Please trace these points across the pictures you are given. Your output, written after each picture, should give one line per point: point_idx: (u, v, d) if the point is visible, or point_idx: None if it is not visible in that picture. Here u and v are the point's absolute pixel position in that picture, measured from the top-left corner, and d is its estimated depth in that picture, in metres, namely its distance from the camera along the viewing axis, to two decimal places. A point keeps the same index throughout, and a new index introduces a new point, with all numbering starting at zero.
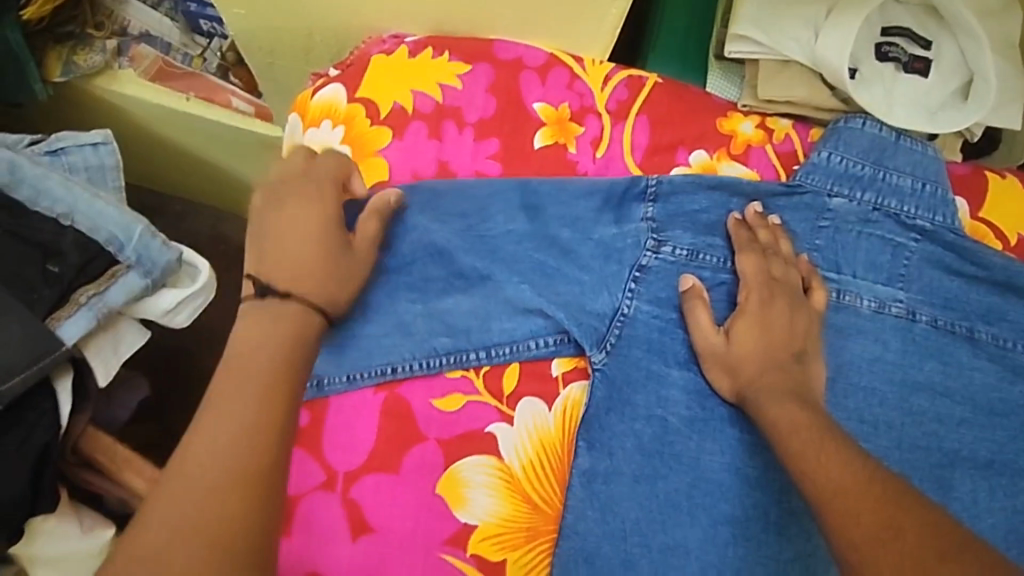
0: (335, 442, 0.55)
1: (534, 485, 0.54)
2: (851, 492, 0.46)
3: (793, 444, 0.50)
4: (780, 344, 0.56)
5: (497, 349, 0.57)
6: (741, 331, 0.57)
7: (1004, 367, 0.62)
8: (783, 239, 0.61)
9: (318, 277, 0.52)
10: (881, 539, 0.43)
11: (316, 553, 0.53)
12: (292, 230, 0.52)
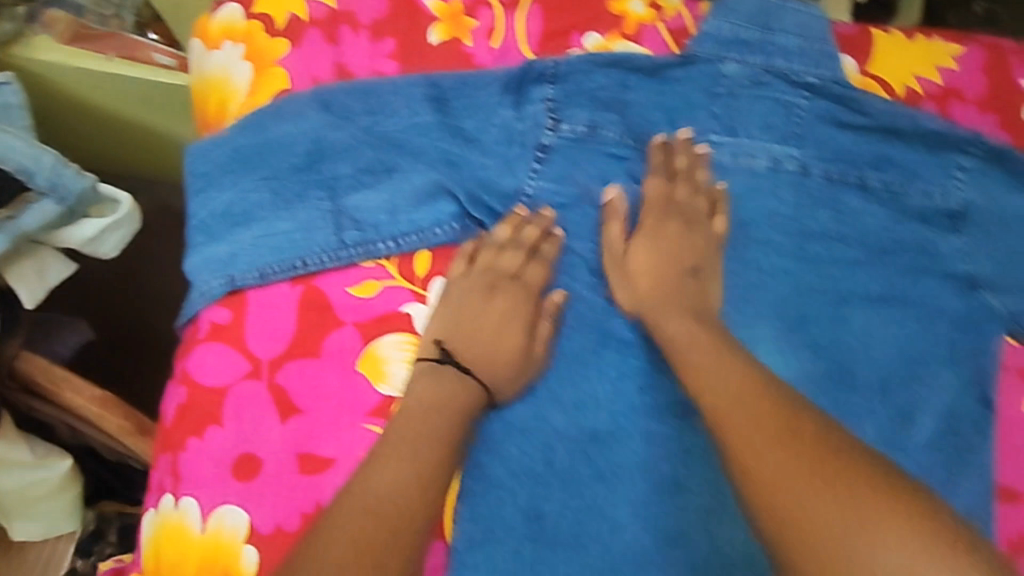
0: (255, 333, 0.56)
1: None
2: (750, 415, 0.50)
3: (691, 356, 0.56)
4: (676, 257, 0.62)
5: (405, 238, 0.59)
6: (640, 250, 0.61)
7: (893, 209, 0.66)
8: (699, 168, 0.64)
9: (496, 359, 0.57)
10: (778, 458, 0.46)
11: (248, 436, 0.54)
12: (503, 375, 0.57)
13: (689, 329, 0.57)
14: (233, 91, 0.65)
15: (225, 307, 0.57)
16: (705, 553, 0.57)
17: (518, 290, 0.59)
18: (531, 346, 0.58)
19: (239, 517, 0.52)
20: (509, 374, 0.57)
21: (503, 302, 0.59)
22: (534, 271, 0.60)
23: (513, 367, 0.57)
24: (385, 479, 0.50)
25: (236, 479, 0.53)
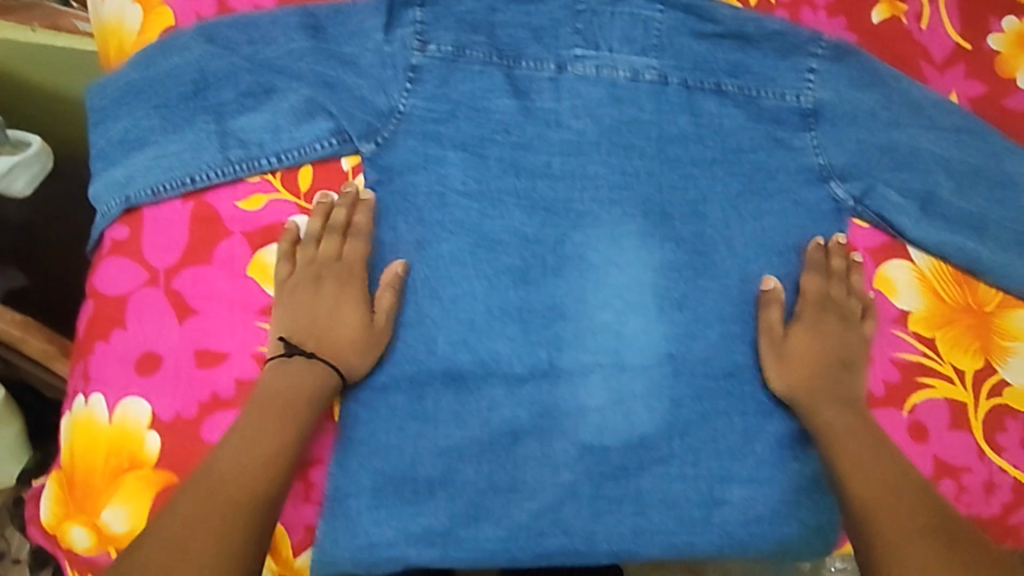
0: (152, 245, 0.61)
1: None
2: (854, 438, 0.59)
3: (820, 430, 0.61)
4: (838, 351, 0.64)
5: (288, 154, 0.63)
6: (799, 335, 0.64)
7: (750, 111, 0.69)
8: (855, 270, 0.67)
9: (338, 342, 0.59)
10: (873, 467, 0.57)
11: (148, 338, 0.60)
12: (350, 355, 0.59)
13: (816, 388, 0.62)
14: (126, 29, 0.69)
15: (123, 224, 0.62)
16: (573, 425, 0.61)
17: (342, 272, 0.61)
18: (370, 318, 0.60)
19: (142, 407, 0.58)
20: (359, 350, 0.59)
21: (332, 286, 0.61)
22: (354, 247, 0.62)
23: (360, 345, 0.60)
24: (232, 457, 0.53)
25: (138, 375, 0.59)
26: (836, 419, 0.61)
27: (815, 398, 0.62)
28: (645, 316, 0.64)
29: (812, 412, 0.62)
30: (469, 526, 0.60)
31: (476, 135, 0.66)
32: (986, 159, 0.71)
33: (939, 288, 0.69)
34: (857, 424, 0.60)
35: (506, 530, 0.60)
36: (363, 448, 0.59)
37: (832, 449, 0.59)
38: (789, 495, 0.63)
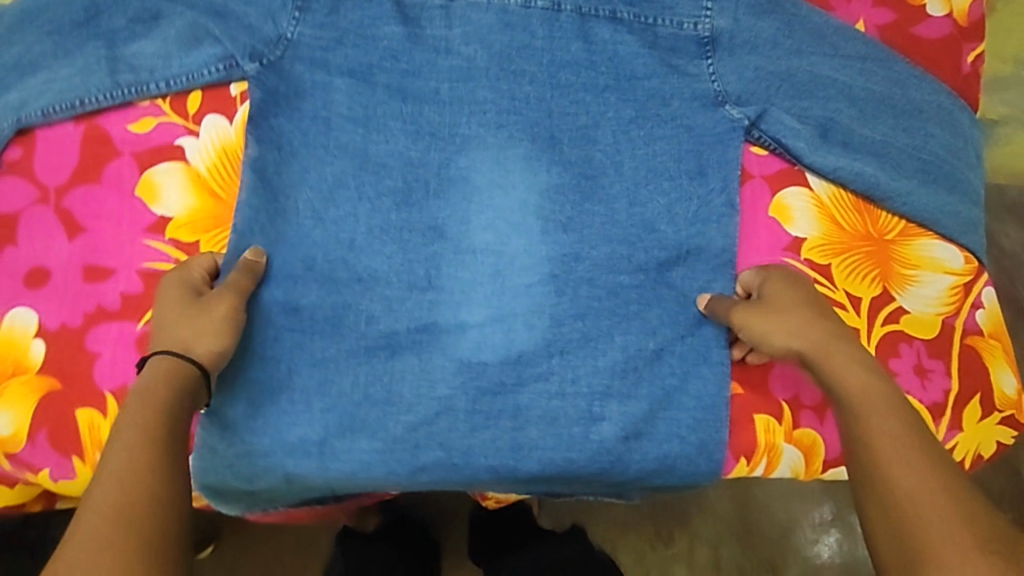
0: (44, 166, 0.63)
1: (200, 221, 0.64)
2: (876, 407, 0.52)
3: (855, 408, 0.53)
4: (822, 311, 0.59)
5: (175, 80, 0.64)
6: (778, 299, 0.60)
7: (646, 38, 0.68)
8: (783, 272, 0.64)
9: (184, 326, 0.55)
10: (893, 453, 0.50)
11: (38, 253, 0.62)
12: (201, 339, 0.55)
13: (823, 344, 0.56)
14: None
15: (17, 145, 0.64)
16: (452, 342, 0.62)
17: (186, 283, 0.58)
18: (201, 304, 0.57)
19: (30, 318, 0.60)
20: (194, 328, 0.55)
21: (172, 294, 0.57)
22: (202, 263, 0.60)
23: (194, 322, 0.56)
24: (124, 475, 0.46)
25: (26, 288, 0.61)
26: (852, 376, 0.54)
27: (824, 352, 0.56)
28: (528, 238, 0.65)
29: (830, 365, 0.55)
30: (345, 439, 0.61)
31: (363, 62, 0.66)
32: (891, 88, 0.70)
33: (836, 216, 0.68)
34: (874, 389, 0.53)
35: (381, 444, 0.61)
36: (242, 360, 0.61)
37: (852, 417, 0.53)
38: (667, 414, 0.64)
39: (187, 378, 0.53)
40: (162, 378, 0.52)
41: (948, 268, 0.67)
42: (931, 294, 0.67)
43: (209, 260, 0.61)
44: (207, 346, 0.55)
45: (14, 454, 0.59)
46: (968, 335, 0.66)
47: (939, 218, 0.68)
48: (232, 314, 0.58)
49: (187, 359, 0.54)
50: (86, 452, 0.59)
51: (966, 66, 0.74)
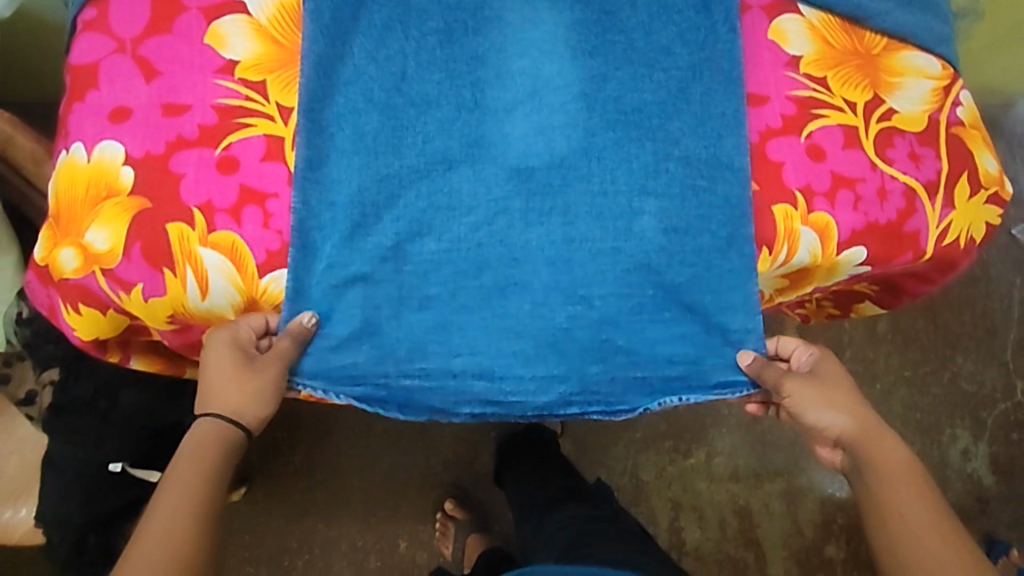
0: (119, 22, 0.69)
1: (270, 65, 0.70)
2: (906, 475, 0.70)
3: (888, 473, 0.70)
4: (852, 398, 0.73)
5: None
6: (819, 383, 0.73)
7: None
8: (803, 353, 0.77)
9: (233, 394, 0.68)
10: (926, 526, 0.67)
11: (119, 94, 0.68)
12: (247, 407, 0.68)
13: (869, 429, 0.72)
14: None
15: (93, 7, 0.70)
16: (500, 151, 0.69)
17: (236, 343, 0.68)
18: (255, 367, 0.68)
19: (117, 149, 0.66)
20: (243, 391, 0.68)
21: (223, 354, 0.68)
22: (256, 320, 0.70)
23: (245, 385, 0.68)
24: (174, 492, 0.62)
25: (112, 123, 0.67)
26: (891, 453, 0.71)
27: (869, 435, 0.72)
28: (559, 63, 0.71)
29: (874, 445, 0.71)
30: (416, 242, 0.69)
31: None
32: None
33: (828, 37, 0.76)
34: (905, 462, 0.71)
35: (447, 243, 0.69)
36: (317, 179, 0.68)
37: (886, 486, 0.69)
38: (698, 208, 0.70)
39: (229, 436, 0.67)
40: (213, 438, 0.67)
41: (929, 74, 0.77)
42: (916, 95, 0.75)
43: (261, 318, 0.70)
44: (251, 415, 0.69)
45: (110, 268, 0.66)
46: (952, 126, 0.75)
47: (916, 32, 0.77)
48: (278, 378, 0.69)
49: (236, 424, 0.68)
50: (177, 265, 0.66)
51: None
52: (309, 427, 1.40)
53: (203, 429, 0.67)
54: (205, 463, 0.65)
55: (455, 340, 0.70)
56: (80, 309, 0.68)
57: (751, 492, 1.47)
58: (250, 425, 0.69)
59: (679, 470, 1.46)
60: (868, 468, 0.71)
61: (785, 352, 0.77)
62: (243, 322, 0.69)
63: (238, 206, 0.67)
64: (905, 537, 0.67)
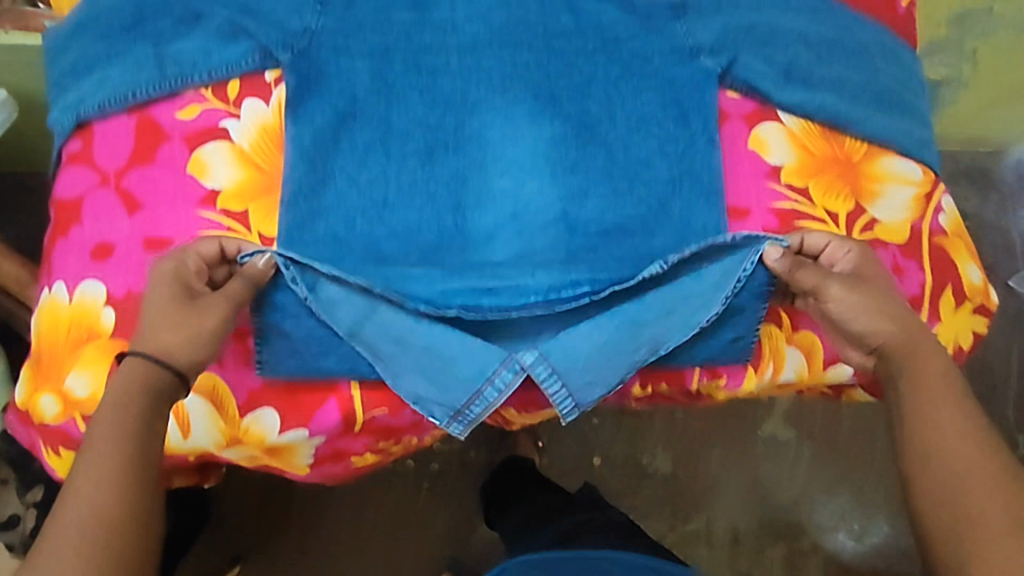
0: (103, 153, 0.70)
1: (250, 189, 0.71)
2: (951, 397, 0.59)
3: (922, 394, 0.59)
4: (892, 300, 0.64)
5: (216, 70, 0.72)
6: (863, 291, 0.63)
7: (627, 8, 0.78)
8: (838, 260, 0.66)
9: (167, 330, 0.57)
10: (977, 461, 0.55)
11: (102, 228, 0.68)
12: (179, 353, 0.57)
13: (909, 334, 0.62)
14: None
15: (78, 138, 0.71)
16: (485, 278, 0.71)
17: (177, 272, 0.61)
18: (197, 308, 0.59)
19: (98, 288, 0.67)
20: (178, 336, 0.57)
21: (162, 274, 0.61)
22: (207, 245, 0.62)
23: (177, 324, 0.58)
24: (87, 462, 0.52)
25: (94, 261, 0.67)
26: (936, 363, 0.61)
27: (908, 342, 0.62)
28: (541, 181, 0.73)
29: (914, 358, 0.61)
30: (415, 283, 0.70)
31: (380, 44, 0.74)
32: (839, 31, 0.79)
33: (809, 144, 0.77)
34: (949, 375, 0.60)
35: (427, 374, 0.69)
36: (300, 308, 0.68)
37: (923, 420, 0.58)
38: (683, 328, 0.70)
39: (160, 387, 0.56)
40: (131, 389, 0.55)
41: (910, 182, 0.77)
42: (898, 204, 0.76)
43: (214, 244, 0.63)
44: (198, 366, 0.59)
45: (89, 414, 0.65)
46: (935, 235, 0.76)
47: (896, 139, 0.77)
48: (221, 325, 0.59)
49: (163, 367, 0.57)
50: None
51: (901, 10, 0.83)
52: (299, 500, 1.32)
53: (143, 370, 0.56)
54: (129, 419, 0.54)
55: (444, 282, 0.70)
56: (60, 450, 0.68)
57: (752, 561, 1.40)
58: (182, 369, 0.58)
59: (679, 536, 1.40)
60: (911, 479, 0.57)
61: (815, 249, 0.67)
62: (193, 249, 0.62)
63: (220, 347, 0.68)
64: (942, 479, 0.55)
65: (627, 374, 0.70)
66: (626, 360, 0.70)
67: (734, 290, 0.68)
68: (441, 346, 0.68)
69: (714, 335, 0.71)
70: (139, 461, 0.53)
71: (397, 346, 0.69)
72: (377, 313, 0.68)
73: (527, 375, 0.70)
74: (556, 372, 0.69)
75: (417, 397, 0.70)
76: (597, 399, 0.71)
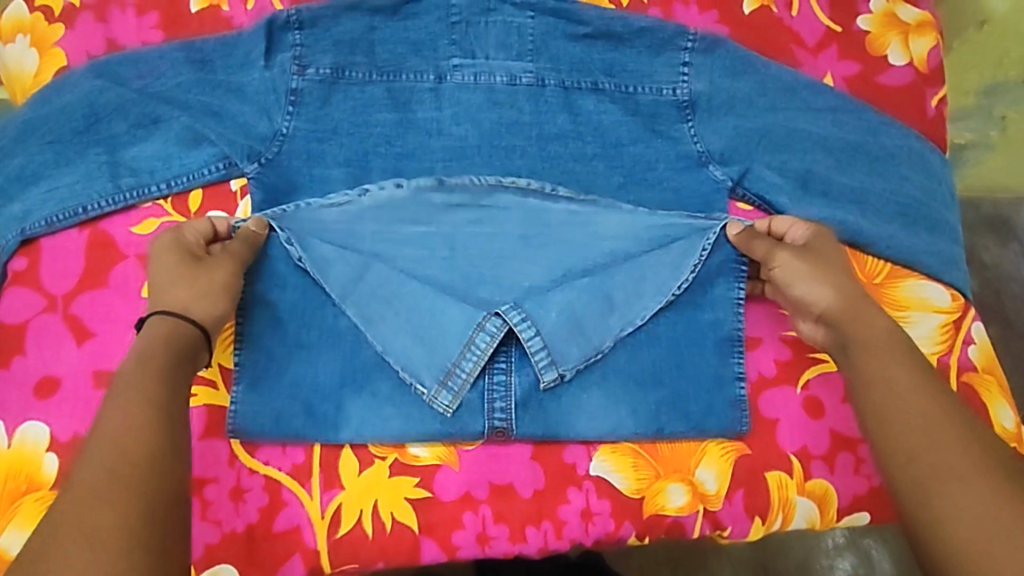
0: (50, 273, 0.64)
1: None
2: (902, 356, 0.57)
3: (883, 370, 0.57)
4: (842, 262, 0.63)
5: (176, 180, 0.66)
6: (813, 258, 0.63)
7: (627, 107, 0.71)
8: (789, 224, 0.66)
9: (182, 286, 0.57)
10: (949, 445, 0.51)
11: (46, 360, 0.62)
12: (196, 302, 0.57)
13: (867, 308, 0.60)
14: (17, 65, 0.72)
15: (22, 255, 0.65)
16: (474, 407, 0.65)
17: (174, 240, 0.60)
18: (205, 267, 0.58)
19: (42, 430, 0.60)
20: (188, 289, 0.57)
21: (162, 244, 0.59)
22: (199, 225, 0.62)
23: (190, 280, 0.57)
24: (119, 424, 0.48)
25: (37, 399, 0.61)
26: (880, 325, 0.59)
27: (862, 309, 0.60)
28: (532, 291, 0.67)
29: (861, 320, 0.60)
30: (399, 311, 0.65)
31: (359, 149, 0.69)
32: (863, 135, 0.72)
33: None
34: (898, 336, 0.59)
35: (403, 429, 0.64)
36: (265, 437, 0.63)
37: (884, 404, 0.55)
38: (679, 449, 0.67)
39: (181, 335, 0.55)
40: (158, 344, 0.53)
41: (938, 308, 0.70)
42: (924, 333, 0.69)
43: (207, 223, 0.62)
44: (211, 317, 0.57)
45: None
46: (964, 372, 0.69)
47: (923, 259, 0.70)
48: (231, 279, 0.59)
49: (181, 317, 0.56)
50: None
51: (931, 108, 0.76)
52: None
53: (159, 327, 0.55)
54: (159, 375, 0.51)
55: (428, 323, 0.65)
56: None
57: None
58: (200, 321, 0.56)
59: None
60: (885, 460, 0.54)
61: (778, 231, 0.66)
62: (189, 226, 0.61)
63: None
64: (910, 468, 0.52)
65: (610, 345, 0.67)
66: (605, 329, 0.67)
67: (699, 258, 0.68)
68: (423, 304, 0.66)
69: (681, 313, 0.68)
70: (174, 432, 0.49)
71: (382, 309, 0.65)
72: (367, 277, 0.66)
73: (507, 339, 0.66)
74: (534, 320, 0.65)
75: (406, 363, 0.64)
76: (582, 363, 0.66)
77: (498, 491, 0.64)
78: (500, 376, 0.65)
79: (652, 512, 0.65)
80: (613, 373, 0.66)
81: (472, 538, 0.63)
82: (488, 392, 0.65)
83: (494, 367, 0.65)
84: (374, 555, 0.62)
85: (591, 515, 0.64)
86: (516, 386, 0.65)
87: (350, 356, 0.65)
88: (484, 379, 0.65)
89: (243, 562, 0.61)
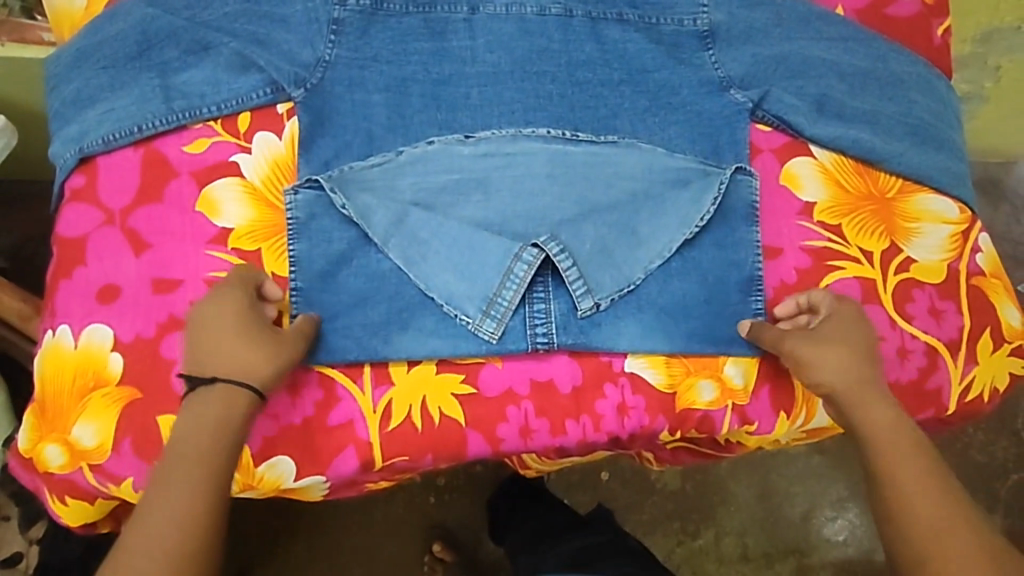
0: (108, 189, 0.68)
1: (253, 228, 0.68)
2: (902, 445, 0.61)
3: (890, 459, 0.61)
4: (850, 342, 0.66)
5: (226, 103, 0.69)
6: (819, 343, 0.65)
7: (650, 36, 0.74)
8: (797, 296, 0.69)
9: (245, 348, 0.59)
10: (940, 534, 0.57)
11: (107, 271, 0.66)
12: (260, 364, 0.59)
13: (865, 394, 0.64)
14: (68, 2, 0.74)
15: (81, 173, 0.68)
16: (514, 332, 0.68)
17: (235, 295, 0.62)
18: (274, 333, 0.61)
19: (105, 332, 0.65)
20: (253, 352, 0.59)
21: (223, 302, 0.61)
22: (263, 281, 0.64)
23: (258, 344, 0.60)
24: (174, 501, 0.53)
25: (100, 305, 0.65)
26: (881, 416, 0.63)
27: (857, 397, 0.64)
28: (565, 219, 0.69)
29: (863, 408, 0.63)
30: (441, 256, 0.68)
31: (397, 76, 0.71)
32: (874, 63, 0.76)
33: (842, 180, 0.75)
34: (899, 427, 0.62)
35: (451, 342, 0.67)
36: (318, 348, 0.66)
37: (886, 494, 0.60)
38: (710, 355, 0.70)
39: (243, 404, 0.58)
40: (215, 417, 0.57)
41: (946, 219, 0.76)
42: (933, 243, 0.74)
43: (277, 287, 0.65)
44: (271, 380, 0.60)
45: (96, 464, 0.64)
46: (971, 276, 0.75)
47: (932, 175, 0.76)
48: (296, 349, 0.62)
49: (246, 384, 0.58)
50: None
51: (937, 38, 0.81)
52: None
53: (219, 394, 0.57)
54: (206, 448, 0.56)
55: (469, 262, 0.68)
56: (66, 500, 0.65)
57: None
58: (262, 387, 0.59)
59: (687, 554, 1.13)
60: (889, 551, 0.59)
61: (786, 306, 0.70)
62: (256, 281, 0.64)
63: None
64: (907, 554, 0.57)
65: (642, 277, 0.70)
66: (636, 260, 0.70)
67: (718, 192, 0.71)
68: (464, 242, 0.68)
69: (708, 235, 0.71)
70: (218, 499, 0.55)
71: (423, 249, 0.68)
72: (409, 219, 0.68)
73: (545, 266, 0.69)
74: (570, 249, 0.68)
75: (449, 296, 0.68)
76: (616, 293, 0.69)
77: (539, 389, 0.68)
78: (540, 304, 0.69)
79: (684, 406, 0.69)
80: (647, 304, 0.70)
81: (515, 430, 0.68)
82: (529, 319, 0.68)
83: (533, 298, 0.69)
84: (425, 448, 0.67)
85: (627, 409, 0.69)
86: (554, 312, 0.69)
87: (394, 298, 0.68)
88: (525, 307, 0.69)
89: (300, 452, 0.66)
